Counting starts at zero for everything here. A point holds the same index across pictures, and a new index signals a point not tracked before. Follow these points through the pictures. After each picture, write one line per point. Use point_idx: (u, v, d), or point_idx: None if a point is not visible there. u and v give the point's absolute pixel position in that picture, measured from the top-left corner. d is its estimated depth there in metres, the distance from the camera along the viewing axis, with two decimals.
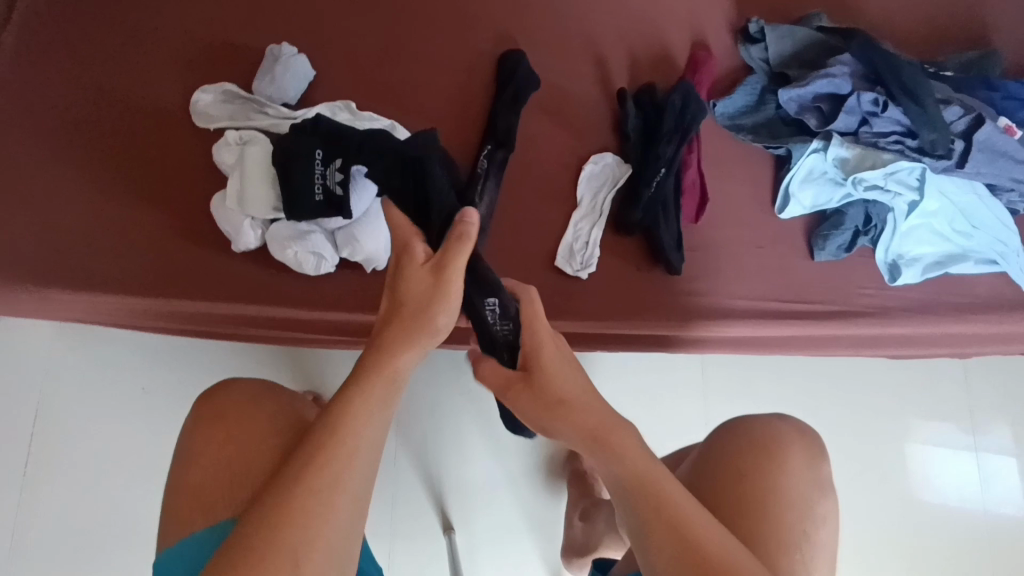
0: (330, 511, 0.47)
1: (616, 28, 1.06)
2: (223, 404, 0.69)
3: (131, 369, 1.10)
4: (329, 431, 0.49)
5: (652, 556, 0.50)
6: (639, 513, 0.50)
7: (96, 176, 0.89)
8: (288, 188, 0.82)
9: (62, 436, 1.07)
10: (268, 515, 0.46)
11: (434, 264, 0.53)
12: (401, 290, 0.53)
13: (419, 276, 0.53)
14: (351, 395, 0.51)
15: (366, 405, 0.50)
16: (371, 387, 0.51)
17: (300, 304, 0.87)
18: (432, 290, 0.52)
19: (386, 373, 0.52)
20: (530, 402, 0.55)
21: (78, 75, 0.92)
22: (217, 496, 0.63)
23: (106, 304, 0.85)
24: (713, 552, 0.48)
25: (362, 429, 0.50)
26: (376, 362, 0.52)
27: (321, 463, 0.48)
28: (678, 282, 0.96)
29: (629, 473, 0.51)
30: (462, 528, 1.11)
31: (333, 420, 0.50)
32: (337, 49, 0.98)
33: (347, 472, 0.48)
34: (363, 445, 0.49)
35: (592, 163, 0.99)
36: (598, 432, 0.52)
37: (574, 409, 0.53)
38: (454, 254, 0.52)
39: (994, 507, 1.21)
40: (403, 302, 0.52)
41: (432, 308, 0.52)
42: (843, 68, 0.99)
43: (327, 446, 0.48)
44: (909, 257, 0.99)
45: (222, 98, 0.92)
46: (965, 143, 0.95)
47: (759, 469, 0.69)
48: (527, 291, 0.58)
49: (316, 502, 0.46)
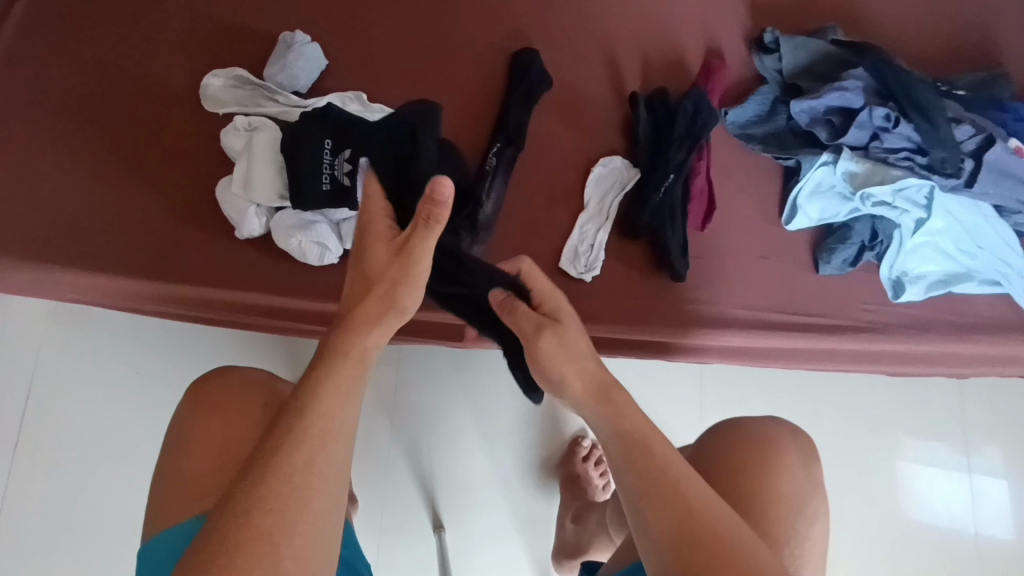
0: (306, 495, 0.45)
1: (630, 31, 1.06)
2: (217, 391, 0.69)
3: (125, 352, 1.09)
4: (300, 413, 0.47)
5: (652, 517, 0.52)
6: (637, 474, 0.53)
7: (101, 156, 0.88)
8: (296, 177, 0.82)
9: (53, 417, 1.06)
10: (244, 499, 0.44)
11: (398, 245, 0.52)
12: (367, 268, 0.52)
13: (385, 254, 0.52)
14: (322, 376, 0.49)
15: (341, 388, 0.49)
16: (341, 370, 0.49)
17: (299, 294, 0.86)
18: (397, 269, 0.51)
19: (354, 355, 0.50)
20: (551, 348, 0.57)
21: (87, 53, 0.91)
22: (208, 483, 0.63)
23: (105, 284, 0.85)
24: (704, 511, 0.52)
25: (335, 410, 0.48)
26: (344, 344, 0.50)
27: (293, 447, 0.46)
28: (682, 289, 0.96)
29: (627, 431, 0.55)
30: (453, 527, 1.11)
31: (304, 402, 0.48)
32: (350, 39, 0.97)
33: (323, 456, 0.47)
34: (338, 428, 0.48)
35: (600, 166, 0.99)
36: (603, 391, 0.56)
37: (586, 361, 0.57)
38: (416, 234, 0.51)
39: (983, 529, 1.21)
40: (367, 283, 0.52)
41: (398, 288, 0.51)
42: (856, 82, 0.99)
43: (301, 429, 0.47)
44: (913, 275, 0.98)
45: (232, 83, 0.91)
46: (974, 163, 0.94)
47: (755, 466, 0.69)
48: (525, 260, 0.62)
49: (291, 488, 0.45)
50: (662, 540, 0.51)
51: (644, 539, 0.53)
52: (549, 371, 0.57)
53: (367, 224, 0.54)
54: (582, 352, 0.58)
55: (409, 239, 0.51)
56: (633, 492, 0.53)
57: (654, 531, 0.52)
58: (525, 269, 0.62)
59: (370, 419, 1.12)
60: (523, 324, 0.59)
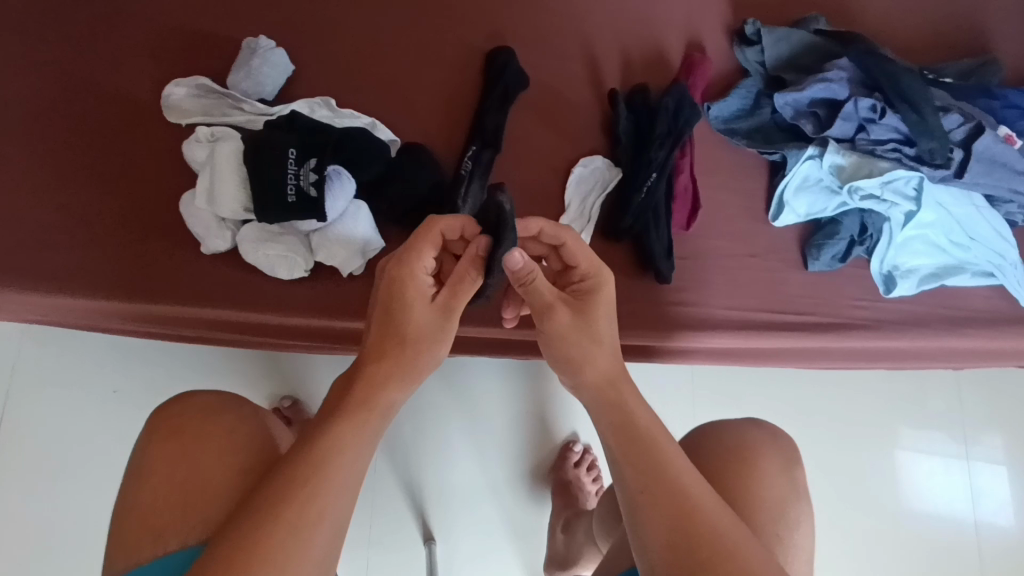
0: (309, 545, 0.46)
1: (608, 28, 1.03)
2: (179, 417, 0.66)
3: (99, 373, 1.05)
4: (312, 464, 0.48)
5: (647, 517, 0.50)
6: (635, 468, 0.52)
7: (64, 170, 0.85)
8: (260, 188, 0.79)
9: (26, 438, 1.03)
10: (246, 555, 0.44)
11: (443, 302, 0.57)
12: (403, 324, 0.55)
13: (425, 312, 0.56)
14: (341, 429, 0.50)
15: (356, 439, 0.50)
16: (364, 421, 0.51)
17: (274, 309, 0.84)
18: (439, 328, 0.56)
19: (380, 407, 0.53)
20: (563, 322, 0.57)
21: (45, 64, 0.88)
22: (168, 520, 0.61)
23: (71, 305, 0.82)
24: (704, 516, 0.49)
25: (350, 464, 0.49)
26: (375, 396, 0.52)
27: (304, 498, 0.46)
28: (667, 291, 0.93)
29: (629, 429, 0.54)
30: (442, 539, 1.08)
31: (321, 453, 0.49)
32: (319, 43, 0.94)
33: (331, 508, 0.47)
34: (346, 478, 0.49)
35: (581, 166, 0.96)
36: (613, 374, 0.56)
37: (600, 348, 0.57)
38: (458, 294, 0.57)
39: (985, 520, 1.19)
40: (405, 336, 0.55)
41: (436, 345, 0.56)
42: (840, 73, 0.96)
43: (312, 481, 0.47)
44: (904, 269, 0.96)
45: (195, 92, 0.88)
46: (964, 153, 0.92)
47: (727, 475, 0.67)
48: (573, 234, 0.58)
49: (297, 541, 0.45)
50: (658, 538, 0.49)
51: (639, 539, 0.51)
52: (558, 347, 0.58)
53: (403, 279, 0.55)
54: (601, 336, 0.57)
55: (453, 298, 0.57)
56: (631, 490, 0.51)
57: (649, 526, 0.50)
58: (569, 243, 0.58)
59: None
60: (536, 296, 0.58)
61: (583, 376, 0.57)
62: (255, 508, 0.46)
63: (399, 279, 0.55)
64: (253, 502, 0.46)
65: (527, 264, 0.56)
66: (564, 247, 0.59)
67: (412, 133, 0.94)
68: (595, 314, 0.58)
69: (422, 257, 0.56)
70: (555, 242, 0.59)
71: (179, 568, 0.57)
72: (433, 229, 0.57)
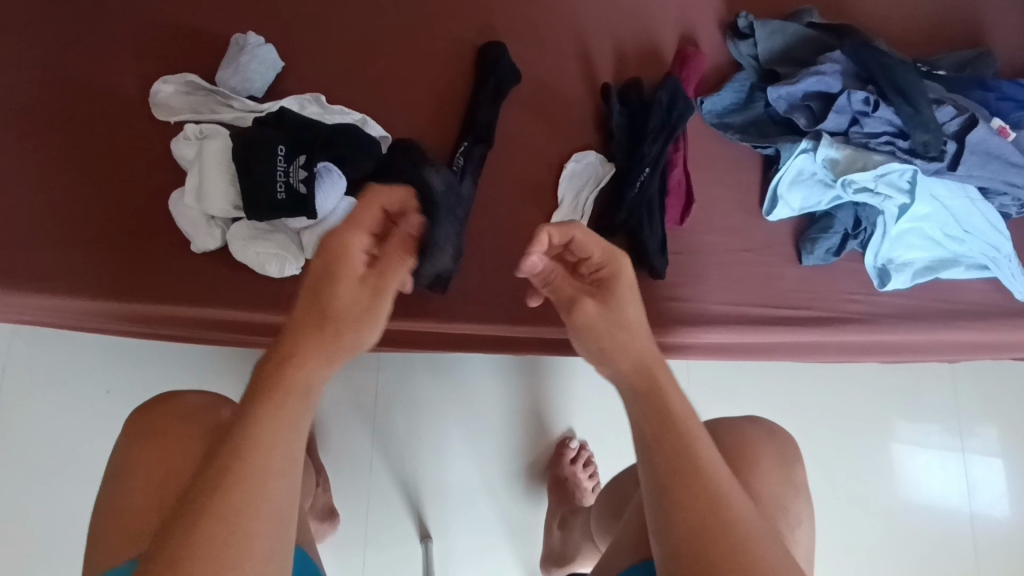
0: (248, 542, 0.39)
1: (600, 22, 1.02)
2: (158, 420, 0.66)
3: (89, 373, 1.05)
4: (232, 450, 0.41)
5: (677, 504, 0.47)
6: (663, 456, 0.48)
7: (50, 170, 0.84)
8: (249, 185, 0.79)
9: (18, 439, 1.02)
10: (168, 557, 0.37)
11: (372, 278, 0.49)
12: (329, 301, 0.47)
13: (354, 290, 0.48)
14: (260, 412, 0.42)
15: (280, 423, 0.42)
16: (283, 402, 0.43)
17: (259, 308, 0.83)
18: (368, 306, 0.48)
19: (298, 388, 0.44)
20: (590, 314, 0.55)
21: (31, 64, 0.87)
22: (144, 523, 0.60)
23: (58, 305, 0.81)
24: (734, 509, 0.47)
25: (277, 448, 0.42)
26: (290, 375, 0.44)
27: (226, 487, 0.39)
28: (661, 286, 0.93)
29: (666, 412, 0.50)
30: (439, 536, 1.08)
31: (239, 439, 0.41)
32: (310, 39, 0.94)
33: (263, 498, 0.40)
34: (280, 464, 0.41)
35: (573, 162, 0.96)
36: (647, 362, 0.53)
37: (632, 332, 0.54)
38: (393, 270, 0.50)
39: (980, 511, 1.19)
40: (327, 315, 0.46)
41: (364, 328, 0.47)
42: (833, 66, 0.96)
43: (234, 470, 0.40)
44: (900, 262, 0.96)
45: (184, 89, 0.87)
46: (957, 145, 0.92)
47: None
48: (580, 227, 0.56)
49: (229, 537, 0.38)
50: (683, 528, 0.47)
51: (664, 528, 0.48)
52: (589, 340, 0.56)
53: (334, 250, 0.48)
54: (630, 322, 0.55)
55: (385, 277, 0.50)
56: (664, 474, 0.48)
57: (676, 518, 0.47)
58: (579, 238, 0.56)
59: (351, 428, 1.09)
60: (562, 291, 0.59)
61: (615, 363, 0.54)
62: (182, 509, 0.39)
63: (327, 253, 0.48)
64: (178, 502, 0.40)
65: (541, 265, 0.59)
66: (574, 243, 0.57)
67: (403, 129, 0.94)
68: (619, 300, 0.56)
69: (355, 227, 0.49)
70: (563, 242, 0.58)
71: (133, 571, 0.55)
72: (370, 202, 0.50)
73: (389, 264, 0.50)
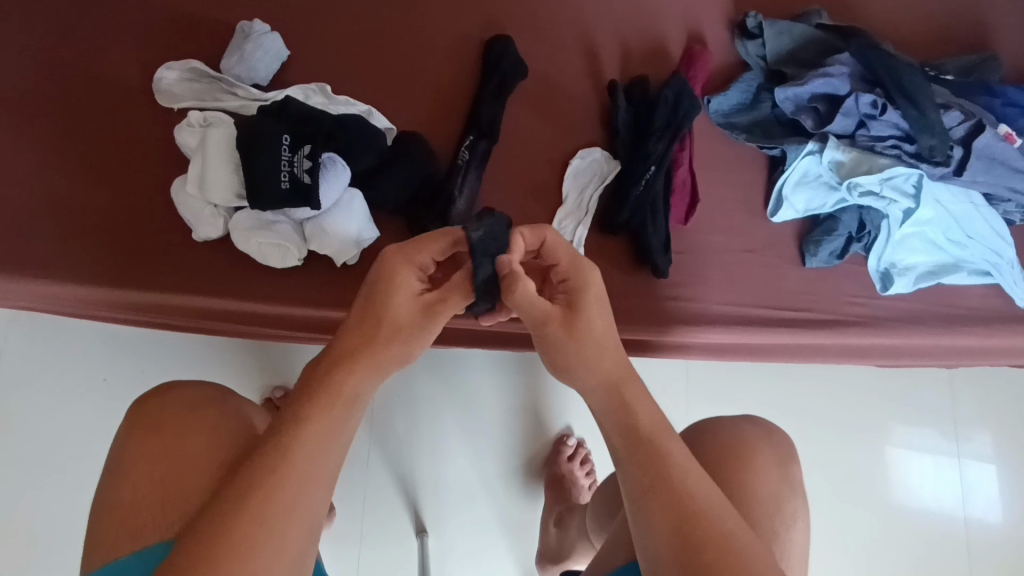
0: (280, 540, 0.46)
1: (607, 18, 1.02)
2: (155, 412, 0.65)
3: (87, 360, 1.04)
4: (280, 454, 0.48)
5: (651, 514, 0.50)
6: (635, 467, 0.51)
7: (50, 157, 0.83)
8: (250, 176, 0.78)
9: (15, 427, 1.02)
10: (213, 548, 0.44)
11: (427, 299, 0.56)
12: (383, 310, 0.54)
13: (408, 306, 0.54)
14: (310, 419, 0.49)
15: (325, 430, 0.50)
16: (332, 410, 0.50)
17: (262, 299, 0.83)
18: (417, 324, 0.55)
19: (344, 397, 0.51)
20: (554, 330, 0.54)
21: (34, 49, 0.86)
22: (148, 515, 0.60)
23: (58, 292, 0.80)
24: (708, 513, 0.49)
25: (320, 454, 0.49)
26: (340, 384, 0.51)
27: (269, 492, 0.46)
28: (663, 285, 0.92)
29: (634, 427, 0.53)
30: (434, 532, 1.08)
31: (288, 445, 0.48)
32: (315, 30, 0.93)
33: (302, 501, 0.47)
34: (320, 470, 0.49)
35: (578, 159, 0.95)
36: (617, 376, 0.54)
37: (599, 350, 0.54)
38: (448, 299, 0.56)
39: (974, 516, 1.20)
40: (379, 323, 0.53)
41: (412, 339, 0.55)
42: (841, 68, 0.96)
43: (279, 473, 0.47)
44: (902, 266, 0.95)
45: (187, 76, 0.87)
46: (963, 150, 0.92)
47: (723, 470, 0.66)
48: (551, 231, 0.56)
49: (265, 536, 0.45)
50: (661, 538, 0.49)
51: (642, 537, 0.51)
52: (554, 355, 0.56)
53: (396, 267, 0.54)
54: (598, 338, 0.54)
55: (438, 301, 0.56)
56: (635, 489, 0.51)
57: (651, 528, 0.50)
58: (549, 243, 0.56)
59: None
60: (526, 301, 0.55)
61: (585, 379, 0.55)
62: (226, 501, 0.46)
63: (389, 268, 0.54)
64: (223, 497, 0.46)
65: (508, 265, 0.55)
66: (543, 249, 0.57)
67: (407, 122, 0.93)
68: (585, 315, 0.54)
69: (420, 252, 0.56)
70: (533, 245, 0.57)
71: (148, 568, 0.55)
72: (442, 241, 0.57)
73: (448, 296, 0.56)
